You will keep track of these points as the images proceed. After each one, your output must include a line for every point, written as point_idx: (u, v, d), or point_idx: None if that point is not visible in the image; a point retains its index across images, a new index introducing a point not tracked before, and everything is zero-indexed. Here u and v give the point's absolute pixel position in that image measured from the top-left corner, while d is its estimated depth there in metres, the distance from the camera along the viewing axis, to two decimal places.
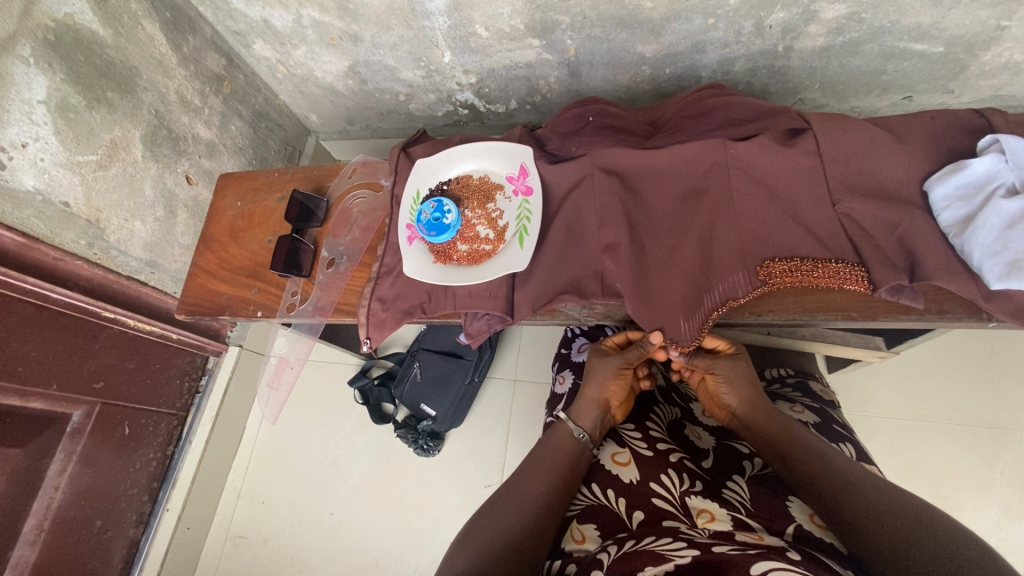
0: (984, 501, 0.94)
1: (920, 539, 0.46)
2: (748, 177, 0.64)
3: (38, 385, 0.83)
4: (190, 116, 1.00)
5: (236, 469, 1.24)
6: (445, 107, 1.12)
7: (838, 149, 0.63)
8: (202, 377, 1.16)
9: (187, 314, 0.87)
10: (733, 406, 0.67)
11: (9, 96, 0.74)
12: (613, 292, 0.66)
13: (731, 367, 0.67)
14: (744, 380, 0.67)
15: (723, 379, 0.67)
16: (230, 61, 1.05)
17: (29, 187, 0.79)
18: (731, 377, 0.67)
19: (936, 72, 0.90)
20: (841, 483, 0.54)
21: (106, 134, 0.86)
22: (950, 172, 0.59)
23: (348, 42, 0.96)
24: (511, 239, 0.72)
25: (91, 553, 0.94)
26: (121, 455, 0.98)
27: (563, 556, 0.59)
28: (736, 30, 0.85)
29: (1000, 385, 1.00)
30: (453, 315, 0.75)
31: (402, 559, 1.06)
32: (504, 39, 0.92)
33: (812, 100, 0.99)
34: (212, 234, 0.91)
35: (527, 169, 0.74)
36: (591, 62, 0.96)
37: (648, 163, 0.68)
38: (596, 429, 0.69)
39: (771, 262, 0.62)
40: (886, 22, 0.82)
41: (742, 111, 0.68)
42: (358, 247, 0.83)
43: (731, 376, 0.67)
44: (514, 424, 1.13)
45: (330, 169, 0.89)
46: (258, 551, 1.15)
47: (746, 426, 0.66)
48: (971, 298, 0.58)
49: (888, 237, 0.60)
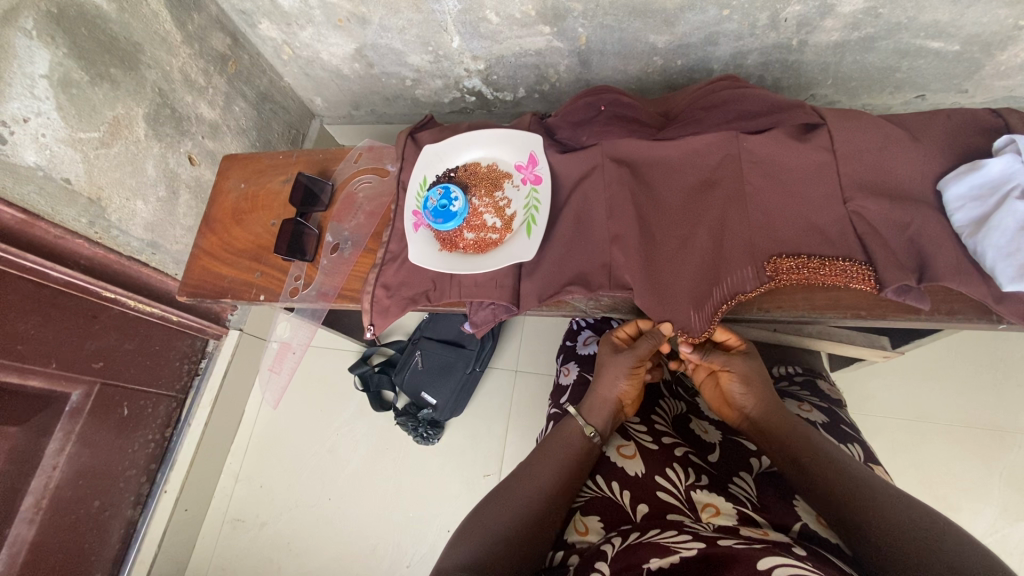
0: (981, 502, 0.94)
1: (922, 540, 0.46)
2: (761, 171, 0.64)
3: (37, 363, 0.82)
4: (194, 95, 0.98)
5: (234, 453, 1.24)
6: (452, 93, 1.11)
7: (852, 145, 0.62)
8: (202, 360, 1.16)
9: (189, 296, 0.86)
10: (746, 408, 0.66)
11: (11, 69, 0.72)
12: (620, 284, 0.65)
13: (745, 365, 0.67)
14: (759, 379, 0.67)
15: (737, 376, 0.67)
16: (235, 41, 1.03)
17: (30, 163, 0.78)
18: (744, 374, 0.67)
19: (951, 71, 0.89)
20: (846, 482, 0.54)
21: (108, 111, 0.85)
22: (965, 172, 0.58)
23: (356, 24, 0.95)
24: (519, 228, 0.71)
25: (89, 532, 0.94)
26: (120, 435, 0.97)
27: (566, 547, 0.59)
28: (751, 22, 0.84)
29: (1002, 388, 1.00)
30: (458, 304, 0.75)
31: (400, 545, 1.06)
32: (515, 25, 0.91)
33: (824, 96, 0.98)
34: (215, 216, 0.90)
35: (537, 158, 0.73)
36: (602, 51, 0.94)
37: (661, 154, 0.68)
38: (606, 426, 0.67)
39: (778, 258, 0.62)
40: (903, 18, 0.80)
41: (757, 104, 0.67)
42: (363, 232, 0.82)
43: (747, 375, 0.67)
44: (514, 415, 1.12)
45: (335, 153, 0.88)
46: (255, 534, 1.15)
47: (760, 429, 0.65)
48: (981, 299, 0.58)
49: (898, 236, 0.60)
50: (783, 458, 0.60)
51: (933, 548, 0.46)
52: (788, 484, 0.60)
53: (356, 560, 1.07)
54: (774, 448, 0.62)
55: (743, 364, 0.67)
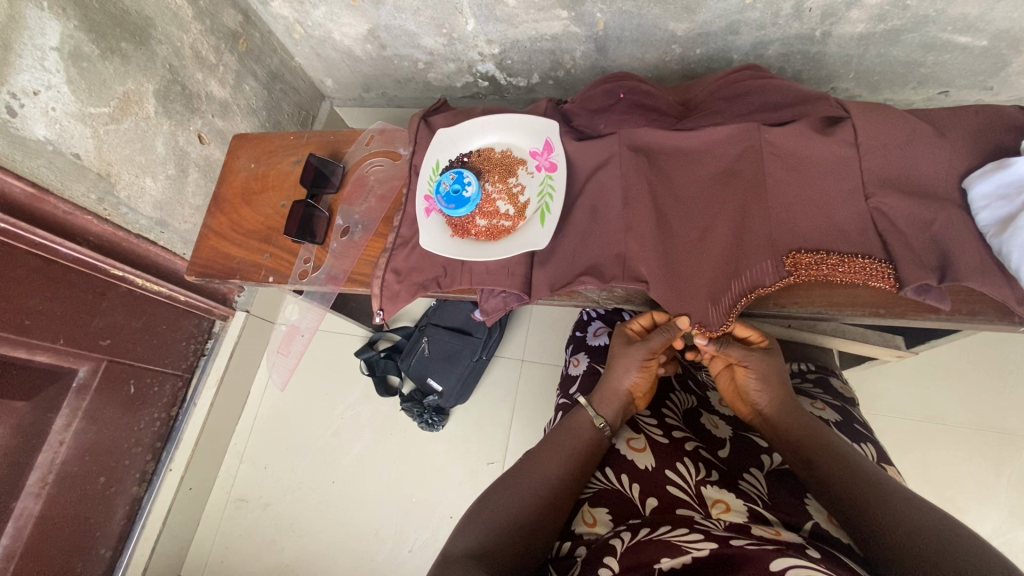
0: (987, 504, 0.94)
1: (936, 543, 0.46)
2: (783, 163, 0.63)
3: (45, 338, 0.82)
4: (204, 73, 0.97)
5: (239, 434, 1.24)
6: (465, 78, 1.09)
7: (877, 139, 0.61)
8: (209, 341, 1.16)
9: (198, 275, 0.85)
10: (761, 405, 0.65)
11: (21, 40, 0.71)
12: (634, 276, 0.64)
13: (767, 362, 0.65)
14: (778, 379, 0.65)
15: (759, 375, 0.65)
16: (246, 18, 1.01)
17: (40, 137, 0.77)
18: (764, 372, 0.65)
19: (977, 67, 0.87)
20: (858, 482, 0.53)
21: (119, 86, 0.84)
22: (993, 169, 0.56)
23: (370, 4, 0.93)
24: (532, 216, 0.70)
25: (94, 508, 0.94)
26: (125, 413, 0.97)
27: (573, 537, 0.59)
28: (774, 11, 0.82)
29: (1013, 391, 0.99)
30: (469, 291, 0.74)
31: (403, 529, 1.07)
32: (532, 9, 0.89)
33: (845, 90, 0.96)
34: (224, 196, 0.89)
35: (552, 145, 0.71)
36: (619, 38, 0.93)
37: (680, 144, 0.66)
38: (616, 418, 0.67)
39: (797, 254, 0.61)
40: (931, 11, 0.78)
41: (780, 95, 0.66)
42: (373, 217, 0.81)
43: (765, 372, 0.65)
44: (519, 404, 1.12)
45: (347, 135, 0.87)
46: (258, 515, 1.15)
47: (772, 426, 0.64)
48: (1003, 301, 0.56)
49: (921, 235, 0.59)
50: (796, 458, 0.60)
51: (948, 550, 0.45)
52: (799, 483, 0.60)
53: (358, 543, 1.08)
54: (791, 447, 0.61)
55: (765, 363, 0.65)
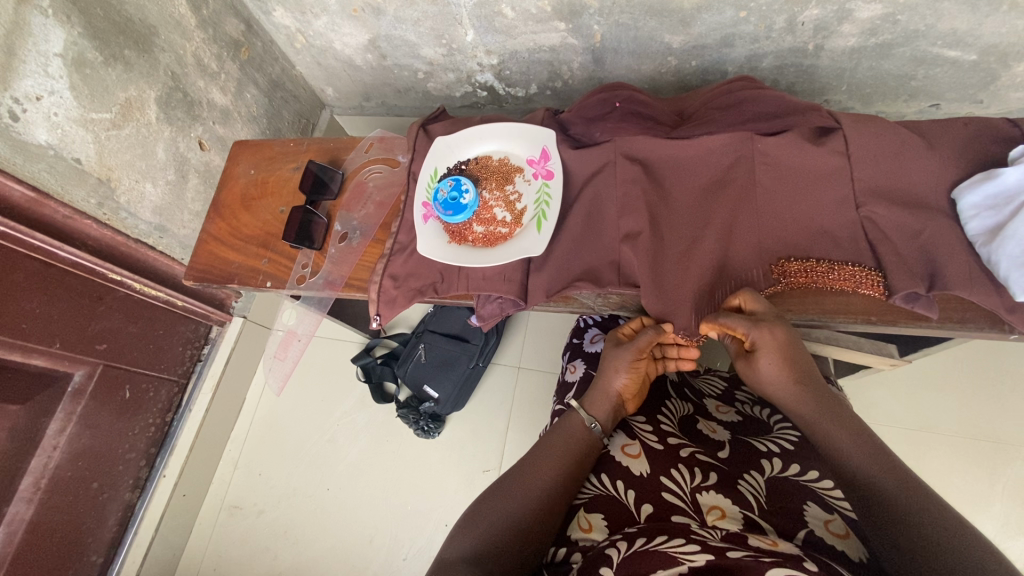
0: (983, 513, 0.94)
1: (948, 554, 0.43)
2: (774, 173, 0.64)
3: (41, 342, 0.82)
4: (206, 80, 0.98)
5: (233, 441, 1.23)
6: (464, 87, 1.11)
7: (867, 150, 0.62)
8: (205, 346, 1.16)
9: (196, 280, 0.85)
10: None
11: (25, 46, 0.72)
12: (629, 281, 0.64)
13: None
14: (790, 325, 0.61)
15: (757, 299, 0.59)
16: (249, 27, 1.02)
17: (41, 141, 0.78)
18: None
19: (966, 80, 0.89)
20: (896, 479, 0.49)
21: (121, 93, 0.85)
22: (981, 180, 0.57)
23: (371, 14, 0.95)
24: (528, 223, 0.71)
25: (86, 514, 0.93)
26: (120, 418, 0.97)
27: (569, 543, 0.59)
28: (768, 25, 0.84)
29: (1005, 400, 0.99)
30: (465, 297, 0.74)
31: (397, 538, 1.06)
32: (530, 20, 0.91)
33: (838, 102, 0.98)
34: (223, 201, 0.90)
35: (549, 153, 0.73)
36: (616, 49, 0.94)
37: (675, 153, 0.67)
38: (608, 420, 0.67)
39: (786, 261, 0.62)
40: (920, 26, 0.80)
41: (772, 106, 0.68)
42: (371, 222, 0.82)
43: None
44: (516, 413, 1.12)
45: (347, 142, 0.88)
46: (252, 522, 1.14)
47: None
48: (992, 309, 0.57)
49: (910, 244, 0.59)
50: (818, 441, 0.56)
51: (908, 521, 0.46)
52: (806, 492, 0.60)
53: (351, 552, 1.07)
54: (811, 436, 0.57)
55: (775, 333, 0.57)
